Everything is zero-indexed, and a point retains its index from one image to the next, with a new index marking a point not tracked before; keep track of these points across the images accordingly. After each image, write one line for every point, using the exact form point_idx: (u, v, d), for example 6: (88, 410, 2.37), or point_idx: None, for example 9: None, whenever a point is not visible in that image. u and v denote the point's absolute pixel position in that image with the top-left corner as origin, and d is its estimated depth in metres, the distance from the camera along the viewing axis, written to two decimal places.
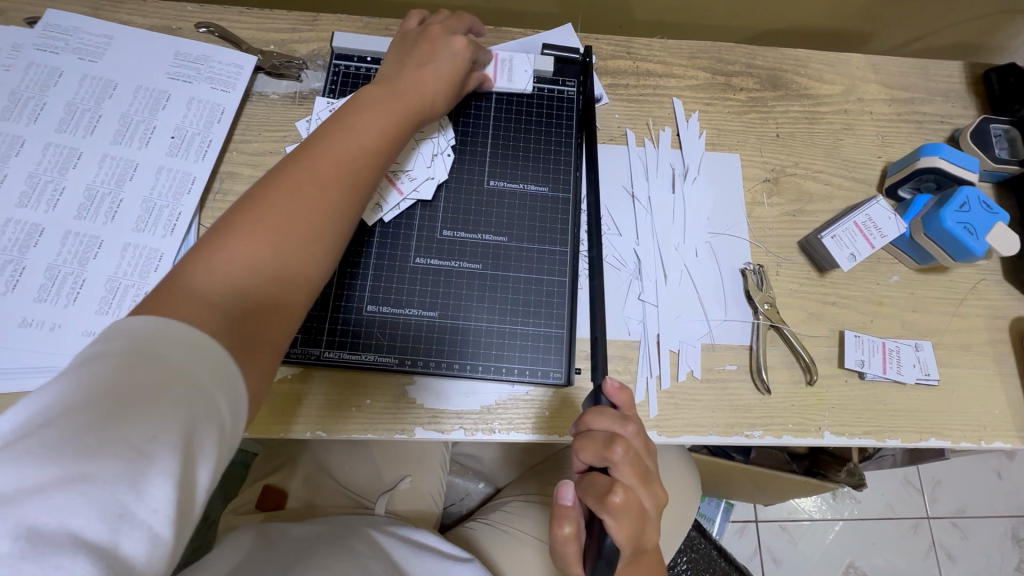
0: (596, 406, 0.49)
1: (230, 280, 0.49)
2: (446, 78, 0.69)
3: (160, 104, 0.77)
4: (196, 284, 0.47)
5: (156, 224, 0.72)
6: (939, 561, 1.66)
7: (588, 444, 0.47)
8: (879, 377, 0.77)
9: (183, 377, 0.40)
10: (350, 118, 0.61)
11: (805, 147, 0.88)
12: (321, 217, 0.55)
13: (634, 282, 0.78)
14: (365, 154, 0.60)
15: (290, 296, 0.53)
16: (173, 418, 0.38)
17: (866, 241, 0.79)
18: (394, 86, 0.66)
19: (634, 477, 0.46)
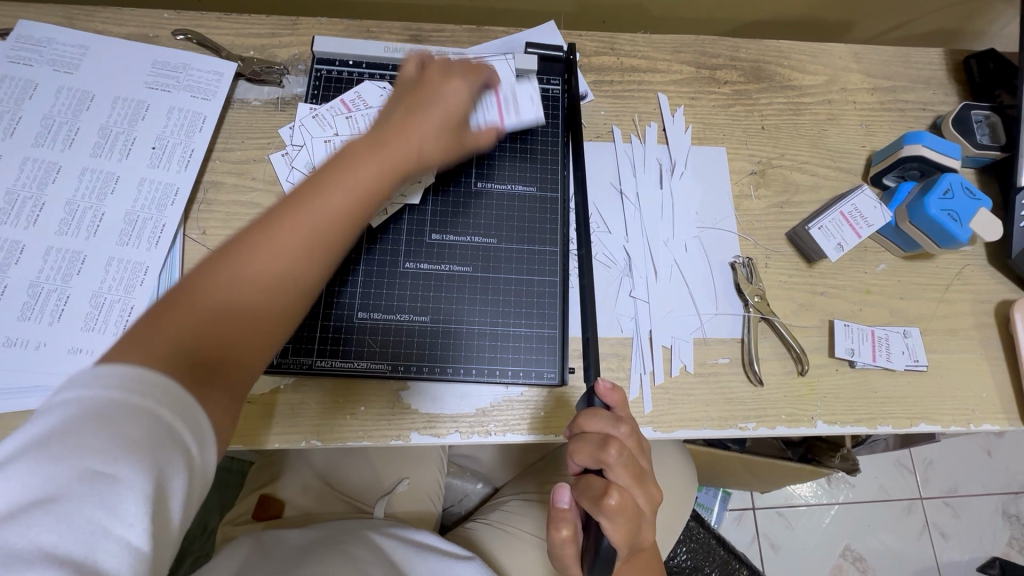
0: (589, 408, 0.49)
1: (201, 325, 0.46)
2: (438, 124, 0.63)
3: (140, 115, 0.76)
4: (166, 325, 0.44)
5: (140, 237, 0.71)
6: (933, 539, 1.69)
7: (582, 448, 0.47)
8: (869, 365, 0.77)
9: (141, 401, 0.38)
10: (332, 171, 0.55)
11: (790, 138, 0.89)
12: (305, 259, 0.51)
13: (625, 279, 0.79)
14: (339, 212, 0.53)
15: (262, 338, 0.50)
16: (136, 436, 0.37)
17: (852, 231, 0.79)
18: (395, 117, 0.62)
19: (629, 478, 0.46)
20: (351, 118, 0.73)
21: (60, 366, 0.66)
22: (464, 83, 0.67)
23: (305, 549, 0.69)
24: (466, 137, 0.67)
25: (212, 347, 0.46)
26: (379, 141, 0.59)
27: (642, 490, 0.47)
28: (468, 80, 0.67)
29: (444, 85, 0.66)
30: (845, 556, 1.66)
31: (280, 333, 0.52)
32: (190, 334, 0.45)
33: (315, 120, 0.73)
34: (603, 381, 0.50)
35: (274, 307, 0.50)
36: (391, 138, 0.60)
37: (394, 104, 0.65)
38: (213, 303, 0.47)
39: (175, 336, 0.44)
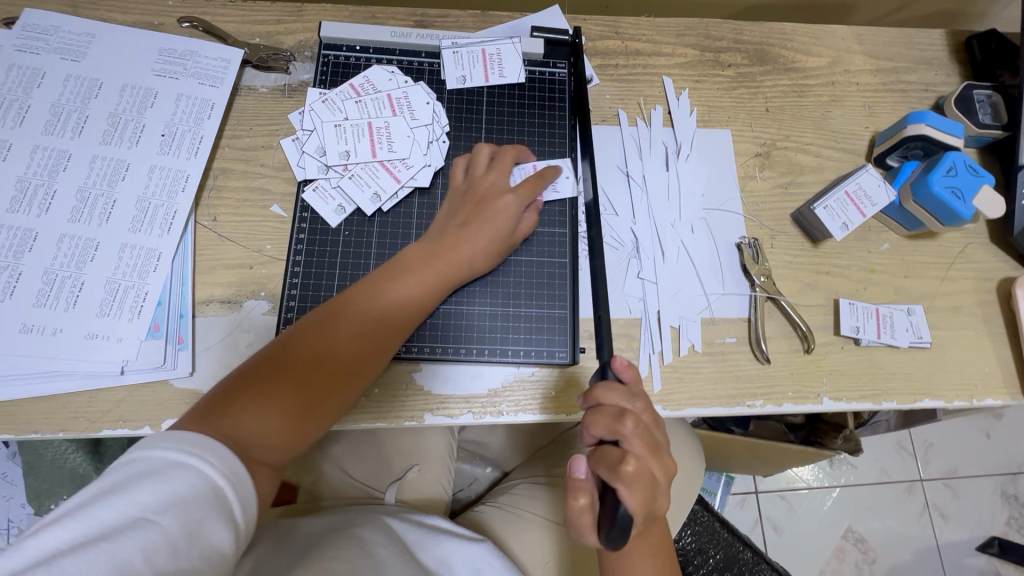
0: (606, 382, 0.50)
1: (274, 409, 0.57)
2: (484, 250, 0.68)
3: (148, 103, 0.76)
4: (247, 406, 0.56)
5: (152, 224, 0.72)
6: (933, 520, 1.71)
7: (599, 418, 0.49)
8: (874, 342, 0.79)
9: (203, 467, 0.47)
10: (385, 290, 0.65)
11: (794, 120, 0.89)
12: (363, 358, 0.63)
13: (632, 261, 0.79)
14: (388, 332, 0.64)
15: (309, 430, 0.59)
16: (189, 490, 0.45)
17: (856, 210, 0.80)
18: (450, 226, 0.68)
19: (645, 448, 0.48)
20: (360, 102, 0.73)
21: (77, 351, 0.67)
22: (518, 194, 0.69)
23: (322, 532, 0.70)
24: (509, 246, 0.70)
25: (268, 437, 0.56)
26: (428, 259, 0.66)
27: (658, 461, 0.49)
28: (524, 190, 0.70)
29: (499, 188, 0.69)
30: (846, 538, 1.69)
31: (322, 427, 0.61)
32: (258, 421, 0.55)
33: (325, 104, 0.73)
34: (619, 356, 0.52)
35: (324, 407, 0.60)
36: (440, 256, 0.66)
37: (449, 202, 0.71)
38: (281, 394, 0.58)
39: (249, 417, 0.55)
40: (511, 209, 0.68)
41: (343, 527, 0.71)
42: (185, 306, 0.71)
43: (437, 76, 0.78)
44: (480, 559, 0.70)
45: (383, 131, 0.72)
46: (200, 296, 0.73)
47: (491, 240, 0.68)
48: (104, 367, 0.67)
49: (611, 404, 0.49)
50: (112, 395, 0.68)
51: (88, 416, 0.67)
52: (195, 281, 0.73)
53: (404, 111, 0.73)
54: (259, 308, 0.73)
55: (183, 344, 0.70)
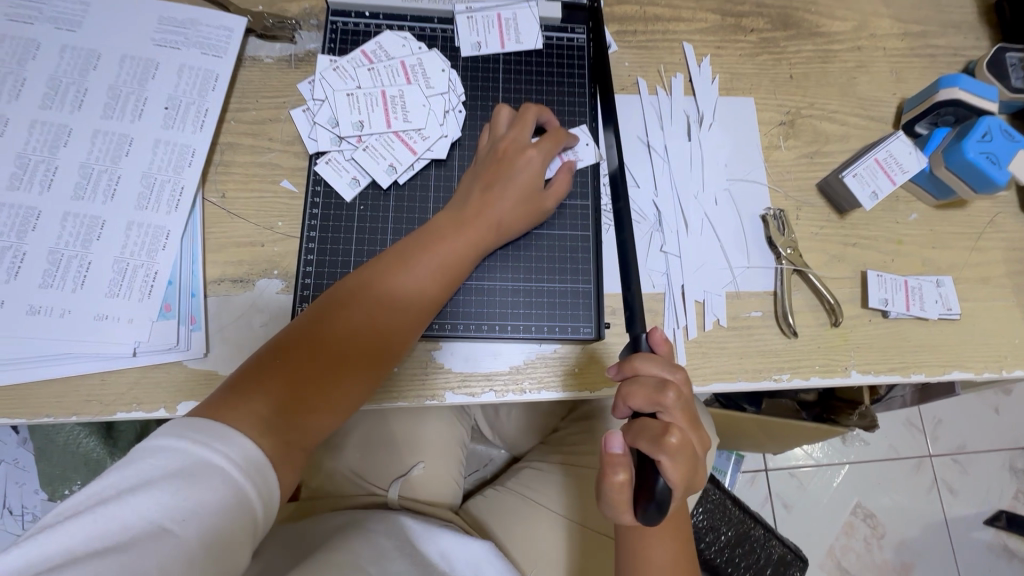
0: (645, 353, 0.49)
1: (299, 383, 0.55)
2: (510, 215, 0.66)
3: (149, 74, 0.73)
4: (281, 372, 0.54)
5: (158, 201, 0.69)
6: (941, 495, 1.72)
7: (639, 389, 0.47)
8: (902, 315, 0.77)
9: (233, 471, 0.45)
10: (410, 258, 0.63)
11: (819, 87, 0.86)
12: (390, 328, 0.61)
13: (655, 234, 0.77)
14: (415, 301, 0.62)
15: (344, 399, 0.58)
16: (213, 500, 0.43)
17: (887, 178, 0.78)
18: (476, 189, 0.67)
19: (686, 421, 0.46)
20: (372, 70, 0.69)
21: (88, 333, 0.65)
22: (542, 148, 0.68)
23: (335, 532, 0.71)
24: (539, 204, 0.68)
25: (304, 405, 0.54)
26: (455, 224, 0.65)
27: (697, 435, 0.47)
28: (547, 147, 0.68)
29: (523, 147, 0.68)
30: (855, 513, 1.69)
31: (358, 399, 0.59)
32: (292, 387, 0.54)
33: (336, 72, 0.69)
34: (657, 327, 0.50)
35: (358, 373, 0.58)
36: (467, 222, 0.65)
37: (475, 167, 0.69)
38: (314, 360, 0.56)
39: (284, 385, 0.54)
40: (536, 165, 0.67)
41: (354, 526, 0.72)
42: (196, 286, 0.69)
43: (451, 43, 0.74)
44: (489, 558, 0.70)
45: (397, 99, 0.69)
46: (212, 275, 0.70)
47: (519, 201, 0.67)
48: (115, 349, 0.65)
49: (650, 375, 0.47)
50: (124, 377, 0.66)
51: (101, 399, 0.65)
52: (205, 260, 0.70)
53: (418, 79, 0.70)
54: (272, 287, 0.71)
55: (196, 325, 0.67)
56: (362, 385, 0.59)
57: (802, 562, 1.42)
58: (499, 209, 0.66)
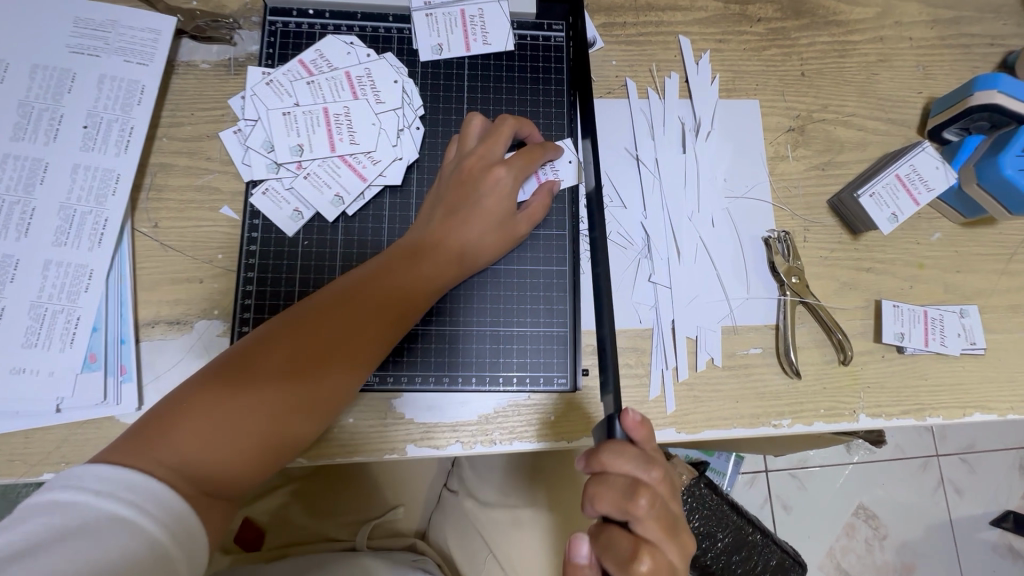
0: (614, 445, 0.42)
1: (222, 433, 0.46)
2: (480, 232, 0.56)
3: (65, 87, 0.64)
4: (191, 426, 0.46)
5: (79, 235, 0.61)
6: (948, 494, 1.61)
7: (609, 493, 0.41)
8: (920, 351, 0.69)
9: (143, 522, 0.40)
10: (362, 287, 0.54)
11: (835, 85, 0.76)
12: (338, 369, 0.51)
13: (643, 262, 0.69)
14: (368, 337, 0.52)
15: (265, 458, 0.49)
16: (118, 555, 0.37)
17: (909, 197, 0.68)
18: (437, 211, 0.57)
19: (662, 532, 0.40)
20: (312, 83, 0.61)
21: (3, 389, 0.58)
22: (515, 161, 0.57)
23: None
24: (509, 234, 0.58)
25: (216, 466, 0.46)
26: (412, 253, 0.55)
27: (677, 544, 0.41)
28: (523, 164, 0.58)
29: (495, 163, 0.57)
30: (857, 514, 1.58)
31: (283, 458, 0.51)
32: (202, 448, 0.45)
33: (270, 87, 0.60)
34: (632, 412, 0.43)
35: (284, 430, 0.49)
36: (431, 242, 0.55)
37: (438, 183, 0.59)
38: (236, 411, 0.47)
39: (201, 439, 0.46)
40: (507, 187, 0.56)
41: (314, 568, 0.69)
42: (126, 330, 0.62)
43: (408, 45, 0.65)
44: None
45: (342, 118, 0.60)
46: (145, 317, 0.63)
47: (487, 229, 0.56)
48: (35, 406, 0.58)
49: (622, 476, 0.41)
50: (49, 436, 0.59)
51: (25, 459, 0.59)
52: (136, 300, 0.63)
53: (366, 92, 0.61)
54: (213, 329, 0.63)
55: (127, 376, 0.61)
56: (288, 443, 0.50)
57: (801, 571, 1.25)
58: (462, 237, 0.56)
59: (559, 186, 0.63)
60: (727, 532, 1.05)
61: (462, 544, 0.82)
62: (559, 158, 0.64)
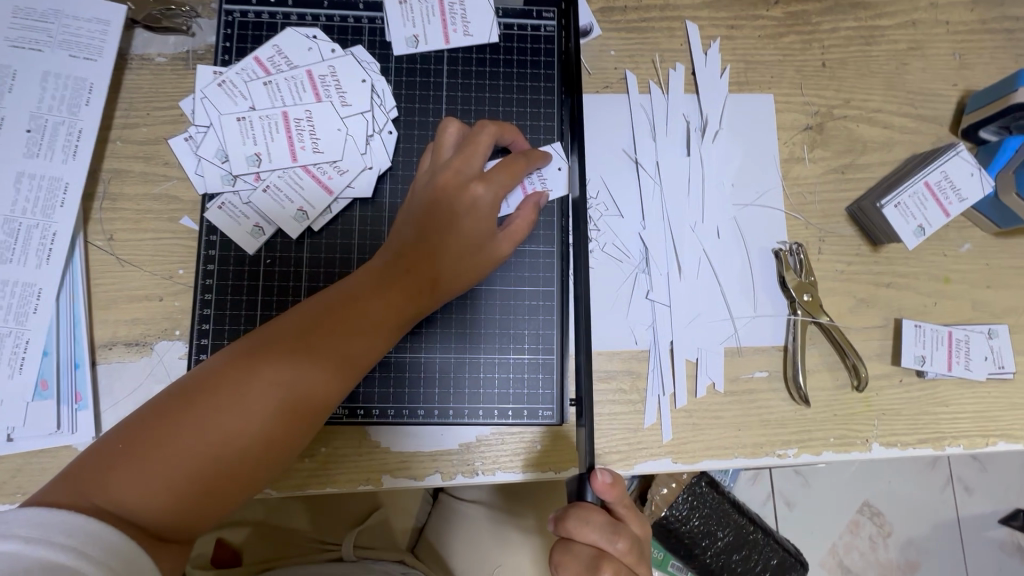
0: (581, 514, 0.45)
1: (172, 466, 0.42)
2: (461, 245, 0.52)
3: (6, 86, 0.58)
4: (139, 468, 0.41)
5: (25, 251, 0.56)
6: (959, 493, 1.23)
7: (572, 562, 0.44)
8: (941, 375, 0.63)
9: (82, 566, 0.36)
10: (334, 305, 0.49)
11: (860, 77, 0.68)
12: (305, 396, 0.46)
13: (640, 276, 0.63)
14: (340, 360, 0.48)
15: (222, 502, 0.44)
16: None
17: (939, 208, 0.61)
18: (410, 228, 0.52)
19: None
20: (270, 84, 0.58)
21: None
22: (499, 172, 0.53)
23: None
24: (491, 252, 0.53)
25: (163, 503, 0.42)
26: (384, 274, 0.51)
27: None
28: (504, 177, 0.53)
29: (472, 176, 0.52)
30: (862, 511, 1.21)
31: (246, 495, 0.46)
32: (152, 492, 0.41)
33: (222, 89, 0.58)
34: (602, 474, 0.46)
35: (244, 472, 0.45)
36: (408, 255, 0.51)
37: (411, 197, 0.55)
38: (188, 444, 0.43)
39: (148, 473, 0.42)
40: (487, 203, 0.52)
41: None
42: (80, 354, 0.57)
43: (380, 37, 0.61)
44: None
45: (303, 122, 0.58)
46: (102, 338, 0.58)
47: (466, 248, 0.52)
48: None
49: (586, 548, 0.44)
50: (3, 467, 0.55)
51: None
52: (91, 320, 0.58)
53: (331, 94, 0.59)
54: (174, 351, 0.59)
55: (82, 403, 0.56)
56: (248, 484, 0.46)
57: (803, 567, 1.02)
58: (439, 257, 0.51)
59: (547, 198, 0.58)
60: (728, 531, 0.97)
61: (465, 551, 0.74)
62: (550, 164, 0.59)
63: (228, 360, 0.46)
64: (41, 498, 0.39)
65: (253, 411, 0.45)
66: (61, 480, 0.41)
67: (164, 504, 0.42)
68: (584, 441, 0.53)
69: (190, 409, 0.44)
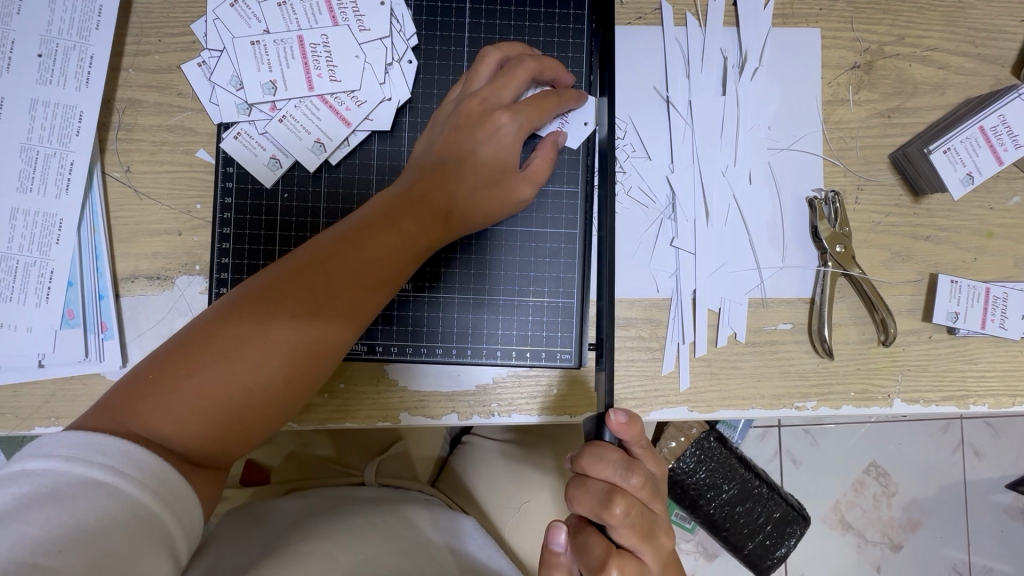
0: (596, 451, 0.45)
1: (200, 394, 0.43)
2: (482, 178, 0.52)
3: (14, 7, 0.56)
4: (171, 397, 0.42)
5: (45, 181, 0.56)
6: (969, 458, 1.22)
7: (586, 498, 0.45)
8: (973, 332, 0.61)
9: (120, 483, 0.37)
10: (354, 237, 0.48)
11: (918, 10, 0.62)
12: (328, 327, 0.46)
13: (666, 223, 0.61)
14: (362, 291, 0.48)
15: (253, 430, 0.46)
16: (97, 518, 0.36)
17: (991, 155, 0.58)
18: (430, 160, 0.53)
19: (635, 537, 0.44)
20: (284, 5, 0.57)
21: None
22: (523, 108, 0.52)
23: (296, 505, 0.66)
24: (513, 187, 0.52)
25: (195, 429, 0.43)
26: (405, 207, 0.50)
27: (651, 547, 0.45)
28: (532, 111, 0.52)
29: (497, 107, 0.52)
30: (868, 472, 1.21)
31: (276, 425, 0.47)
32: (181, 419, 0.42)
33: (234, 10, 0.58)
34: (617, 414, 0.46)
35: (271, 402, 0.45)
36: (430, 188, 0.51)
37: (434, 124, 0.55)
38: (215, 373, 0.43)
39: (179, 401, 0.42)
40: (509, 135, 0.52)
41: (326, 511, 0.62)
42: (103, 285, 0.58)
43: None
44: (487, 549, 0.66)
45: (319, 47, 0.57)
46: (123, 271, 0.58)
47: (486, 182, 0.52)
48: (19, 360, 0.56)
49: (600, 481, 0.45)
50: (36, 393, 0.56)
51: (15, 413, 0.56)
52: (112, 252, 0.58)
53: (347, 17, 0.57)
54: (195, 286, 0.59)
55: (108, 333, 0.57)
56: (274, 417, 0.46)
57: (807, 521, 1.03)
58: (456, 189, 0.51)
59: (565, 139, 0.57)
60: (733, 484, 0.98)
61: (485, 490, 0.76)
62: (576, 113, 0.58)
63: (251, 292, 0.46)
64: (80, 423, 0.41)
65: (277, 341, 0.45)
66: (99, 407, 0.42)
67: (195, 430, 0.43)
68: (602, 385, 0.52)
69: (216, 340, 0.44)
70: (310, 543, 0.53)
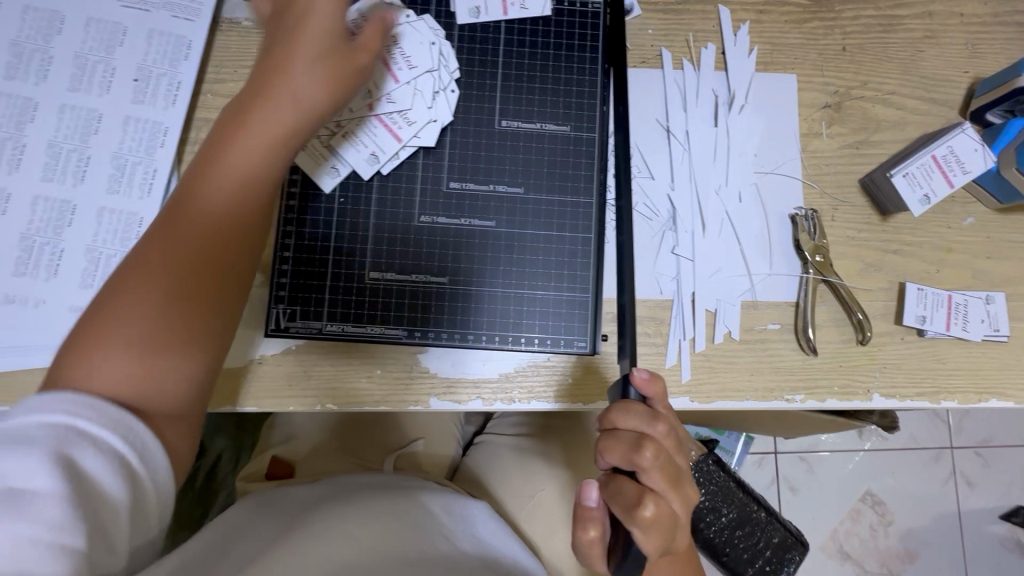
0: (624, 406, 0.52)
1: (134, 328, 0.46)
2: (338, 64, 0.56)
3: (117, 40, 0.67)
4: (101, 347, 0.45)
5: (130, 184, 0.65)
6: (961, 487, 1.27)
7: (617, 445, 0.51)
8: (940, 334, 0.69)
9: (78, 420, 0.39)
10: (235, 144, 0.52)
11: (877, 62, 0.74)
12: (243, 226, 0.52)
13: (667, 233, 0.70)
14: (253, 193, 0.53)
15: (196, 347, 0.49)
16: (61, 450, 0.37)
17: (944, 180, 0.68)
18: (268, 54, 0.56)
19: (665, 481, 0.50)
20: None
21: (62, 324, 0.63)
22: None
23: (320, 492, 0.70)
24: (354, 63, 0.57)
25: (131, 364, 0.45)
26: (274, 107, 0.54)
27: (679, 495, 0.50)
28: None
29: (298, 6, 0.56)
30: (863, 500, 1.26)
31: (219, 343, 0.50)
32: (115, 362, 0.44)
33: None
34: (640, 372, 0.53)
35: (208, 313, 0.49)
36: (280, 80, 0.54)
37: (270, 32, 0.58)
38: (145, 309, 0.46)
39: (110, 350, 0.45)
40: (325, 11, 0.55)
41: (334, 498, 0.67)
42: None
43: (446, 8, 0.70)
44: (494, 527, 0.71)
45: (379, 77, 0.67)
46: None
47: (337, 66, 0.56)
48: None
49: (628, 430, 0.51)
50: None
51: None
52: None
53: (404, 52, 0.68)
54: None
55: None
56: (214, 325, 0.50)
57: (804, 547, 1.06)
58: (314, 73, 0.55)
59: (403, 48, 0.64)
60: (733, 509, 1.01)
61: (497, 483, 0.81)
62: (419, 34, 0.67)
63: (151, 256, 0.48)
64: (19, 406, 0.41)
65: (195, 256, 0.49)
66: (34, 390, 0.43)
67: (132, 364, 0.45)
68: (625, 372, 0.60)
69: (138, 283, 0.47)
70: (324, 522, 0.59)
